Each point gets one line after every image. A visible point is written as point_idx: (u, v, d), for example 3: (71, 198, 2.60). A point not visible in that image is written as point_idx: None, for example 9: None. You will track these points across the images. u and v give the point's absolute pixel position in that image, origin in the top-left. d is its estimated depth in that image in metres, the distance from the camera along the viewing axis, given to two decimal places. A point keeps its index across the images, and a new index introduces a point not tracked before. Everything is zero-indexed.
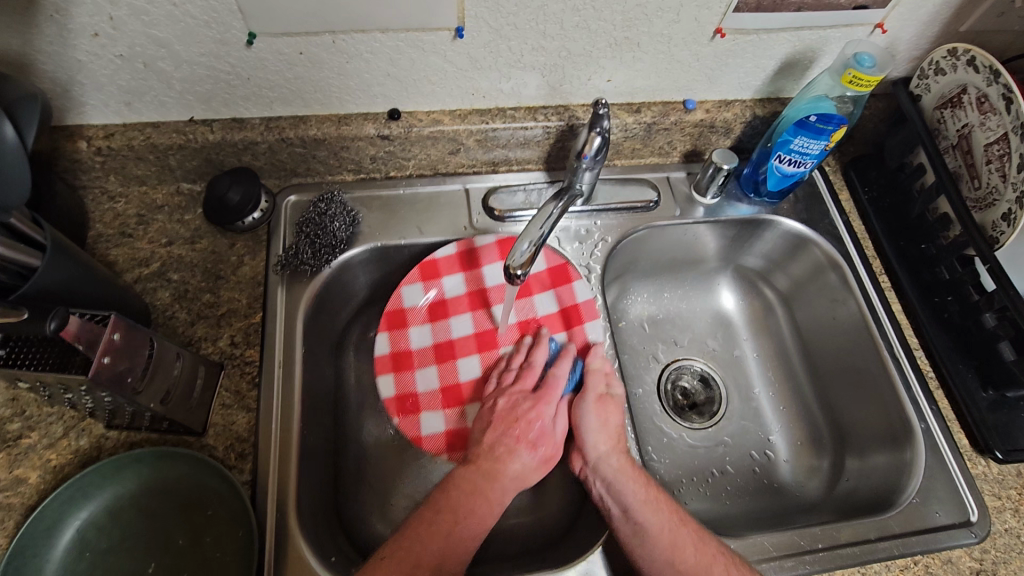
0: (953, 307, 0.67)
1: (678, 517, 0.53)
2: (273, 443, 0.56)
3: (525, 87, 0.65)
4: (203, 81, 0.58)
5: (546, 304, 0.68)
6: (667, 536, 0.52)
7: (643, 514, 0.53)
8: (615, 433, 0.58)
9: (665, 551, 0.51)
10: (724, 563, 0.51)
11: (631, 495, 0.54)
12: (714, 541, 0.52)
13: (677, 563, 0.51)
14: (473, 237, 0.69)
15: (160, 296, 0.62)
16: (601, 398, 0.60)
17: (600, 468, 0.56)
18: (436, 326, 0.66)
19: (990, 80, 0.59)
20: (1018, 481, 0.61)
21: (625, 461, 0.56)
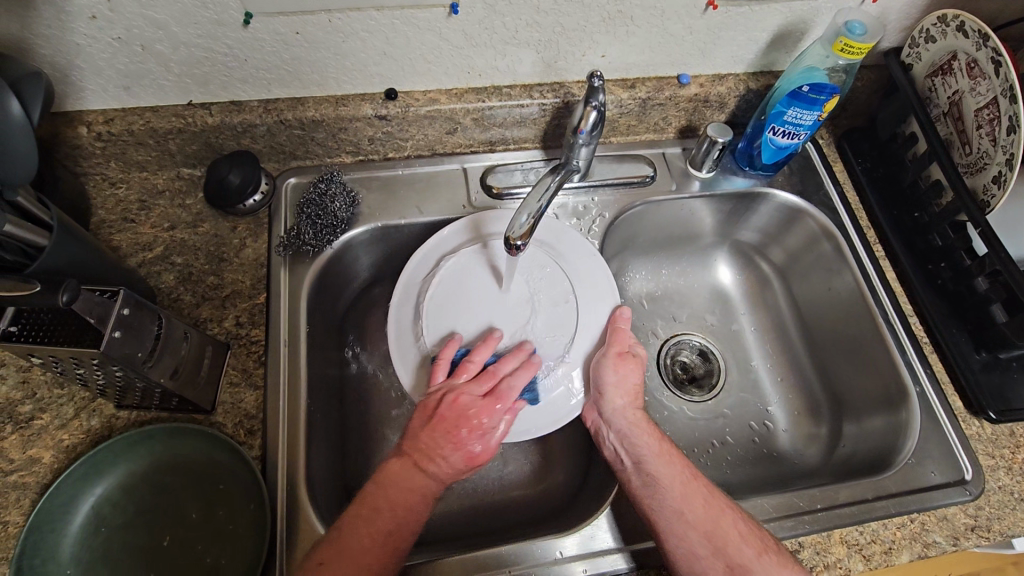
0: (947, 273, 0.68)
1: (690, 471, 0.54)
2: (281, 420, 0.57)
3: (520, 64, 0.65)
4: (201, 64, 0.58)
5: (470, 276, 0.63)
6: (678, 485, 0.52)
7: (656, 465, 0.54)
8: (633, 391, 0.58)
9: (675, 500, 0.52)
10: (733, 517, 0.51)
11: (644, 447, 0.55)
12: (723, 498, 0.52)
13: (685, 513, 0.51)
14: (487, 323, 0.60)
15: (165, 279, 0.63)
16: (622, 355, 0.59)
17: (615, 422, 0.57)
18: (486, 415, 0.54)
19: (979, 44, 0.59)
20: (1011, 441, 0.63)
21: (641, 416, 0.57)
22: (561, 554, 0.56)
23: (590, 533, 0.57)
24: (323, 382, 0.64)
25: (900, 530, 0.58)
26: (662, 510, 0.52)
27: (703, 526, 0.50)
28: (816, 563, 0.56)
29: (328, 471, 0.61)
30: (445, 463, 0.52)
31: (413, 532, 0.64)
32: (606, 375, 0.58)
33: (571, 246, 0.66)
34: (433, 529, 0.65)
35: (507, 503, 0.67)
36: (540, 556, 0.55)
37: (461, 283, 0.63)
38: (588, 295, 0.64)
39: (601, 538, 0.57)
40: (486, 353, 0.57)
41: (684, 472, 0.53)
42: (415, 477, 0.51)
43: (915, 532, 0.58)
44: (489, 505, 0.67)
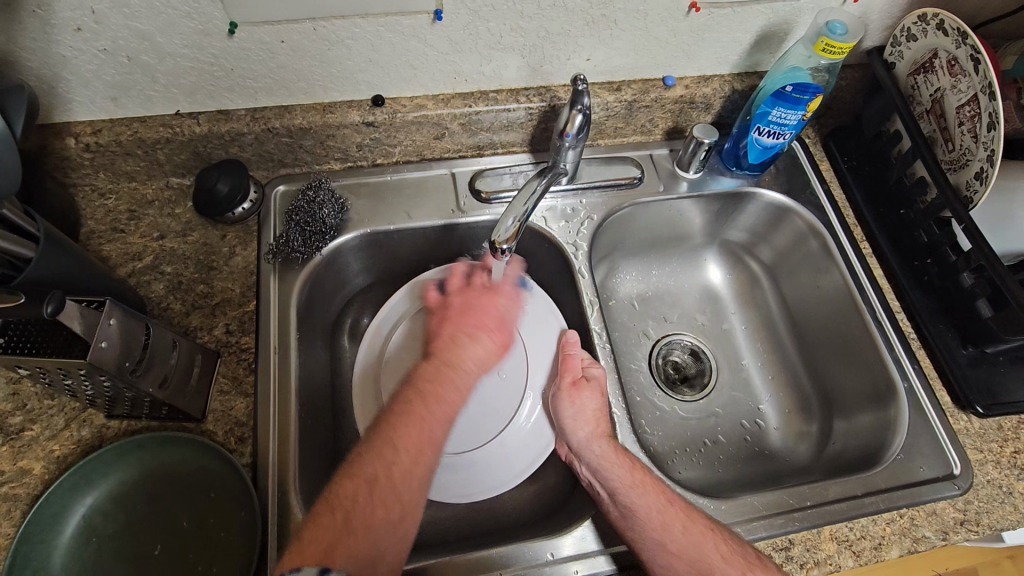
0: (932, 270, 0.68)
1: (666, 497, 0.54)
2: (271, 426, 0.57)
3: (506, 69, 0.66)
4: (187, 73, 0.59)
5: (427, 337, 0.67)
6: (653, 513, 0.53)
7: (628, 496, 0.54)
8: (593, 418, 0.59)
9: (655, 530, 0.52)
10: (713, 538, 0.51)
11: (614, 476, 0.55)
12: (702, 520, 0.53)
13: (665, 543, 0.51)
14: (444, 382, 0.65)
15: (155, 288, 0.63)
16: (576, 383, 0.62)
17: (584, 455, 0.58)
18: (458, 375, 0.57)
19: (959, 42, 0.60)
20: (999, 434, 0.63)
21: (608, 445, 0.57)
22: (554, 556, 0.56)
23: (582, 535, 0.57)
24: (314, 389, 0.65)
25: (889, 526, 0.58)
26: (645, 539, 0.52)
27: (685, 553, 0.50)
28: (807, 560, 0.56)
29: (320, 477, 0.61)
30: (440, 414, 0.53)
31: None
32: (563, 408, 0.61)
33: (513, 289, 0.70)
34: (426, 532, 0.65)
35: (499, 506, 0.68)
36: (532, 558, 0.56)
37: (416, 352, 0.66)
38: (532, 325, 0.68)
39: (592, 539, 0.57)
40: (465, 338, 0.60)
41: (658, 497, 0.54)
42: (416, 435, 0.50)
43: (904, 527, 0.59)
44: (482, 508, 0.68)
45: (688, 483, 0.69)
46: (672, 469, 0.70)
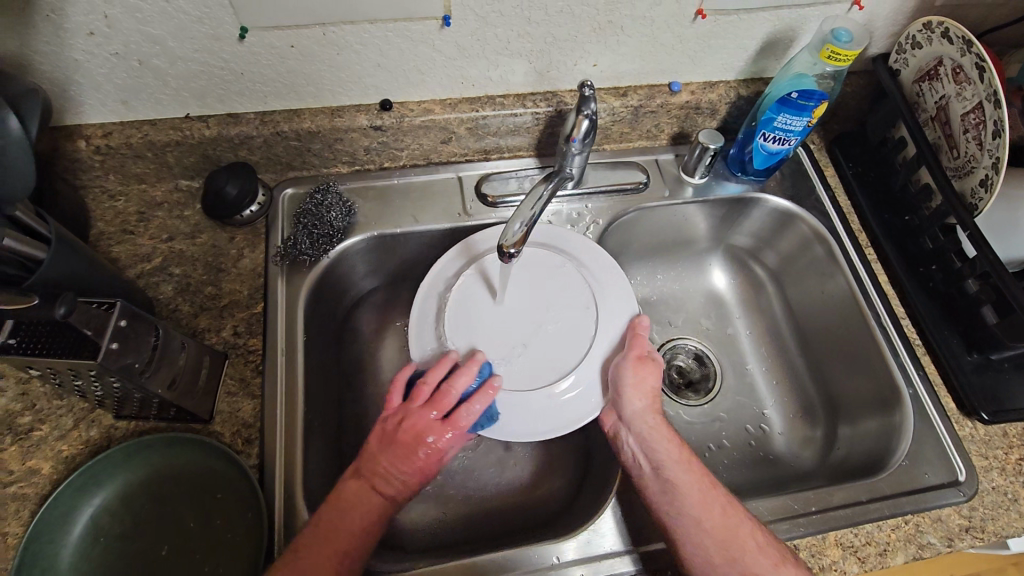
0: (937, 275, 0.69)
1: (708, 480, 0.53)
2: (278, 428, 0.58)
3: (513, 74, 0.66)
4: (197, 77, 0.59)
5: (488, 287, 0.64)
6: (698, 492, 0.52)
7: (675, 472, 0.53)
8: (650, 394, 0.58)
9: (695, 508, 0.51)
10: (751, 527, 0.51)
11: (663, 453, 0.54)
12: (741, 508, 0.52)
13: (702, 521, 0.51)
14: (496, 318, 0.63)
15: (163, 290, 0.63)
16: (641, 359, 0.59)
17: (635, 426, 0.56)
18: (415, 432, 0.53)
19: (964, 50, 0.60)
20: (1004, 441, 0.63)
21: (661, 422, 0.56)
22: (559, 559, 0.56)
23: (586, 538, 0.57)
24: (320, 390, 0.65)
25: (894, 532, 0.58)
26: (683, 518, 0.51)
27: (722, 537, 0.50)
28: (812, 566, 0.56)
29: (326, 478, 0.61)
30: (394, 483, 0.52)
31: (411, 539, 0.64)
32: (624, 382, 0.58)
33: (596, 260, 0.67)
34: (431, 534, 0.65)
35: (504, 510, 0.68)
36: (537, 561, 0.56)
37: (483, 288, 0.64)
38: (609, 300, 0.64)
39: (597, 543, 0.57)
40: (441, 372, 0.56)
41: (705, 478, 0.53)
42: (373, 490, 0.52)
43: (909, 533, 0.59)
44: (487, 511, 0.68)
45: None
46: None
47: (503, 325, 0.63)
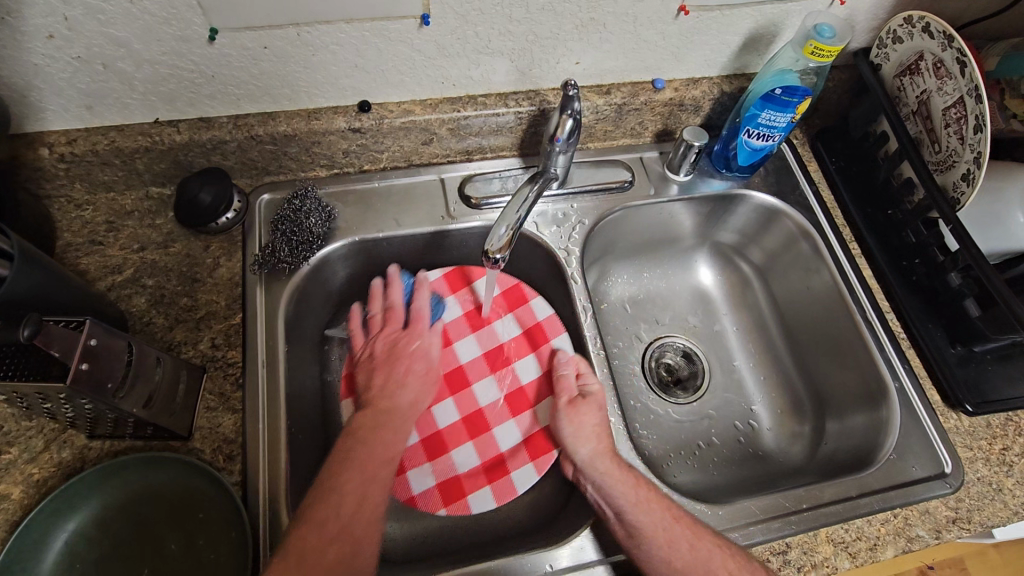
0: (920, 269, 0.69)
1: (671, 514, 0.53)
2: (261, 442, 0.56)
3: (494, 73, 0.65)
4: (166, 81, 0.57)
5: (509, 330, 0.71)
6: (660, 531, 0.52)
7: (635, 514, 0.53)
8: (594, 434, 0.59)
9: (662, 549, 0.51)
10: (722, 556, 0.50)
11: (620, 496, 0.54)
12: (709, 536, 0.52)
13: (672, 559, 0.50)
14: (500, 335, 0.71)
15: (136, 302, 0.61)
16: (572, 403, 0.62)
17: (590, 473, 0.56)
18: (437, 463, 0.64)
19: (944, 45, 0.60)
20: (988, 432, 0.64)
21: (611, 460, 0.57)
22: (552, 567, 0.56)
23: (580, 545, 0.57)
24: (304, 400, 0.63)
25: (884, 526, 0.59)
26: (653, 559, 0.51)
27: (690, 570, 0.50)
28: (804, 563, 0.57)
29: (313, 492, 0.60)
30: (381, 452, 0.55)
31: (402, 550, 0.63)
32: (577, 432, 0.59)
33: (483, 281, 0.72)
34: (422, 543, 0.65)
35: (495, 516, 0.67)
36: (530, 570, 0.55)
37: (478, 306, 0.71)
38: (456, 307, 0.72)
39: (590, 549, 0.57)
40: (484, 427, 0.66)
41: (671, 515, 0.53)
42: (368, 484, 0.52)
43: (899, 527, 0.59)
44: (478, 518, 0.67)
45: (684, 487, 0.69)
46: (667, 473, 0.70)
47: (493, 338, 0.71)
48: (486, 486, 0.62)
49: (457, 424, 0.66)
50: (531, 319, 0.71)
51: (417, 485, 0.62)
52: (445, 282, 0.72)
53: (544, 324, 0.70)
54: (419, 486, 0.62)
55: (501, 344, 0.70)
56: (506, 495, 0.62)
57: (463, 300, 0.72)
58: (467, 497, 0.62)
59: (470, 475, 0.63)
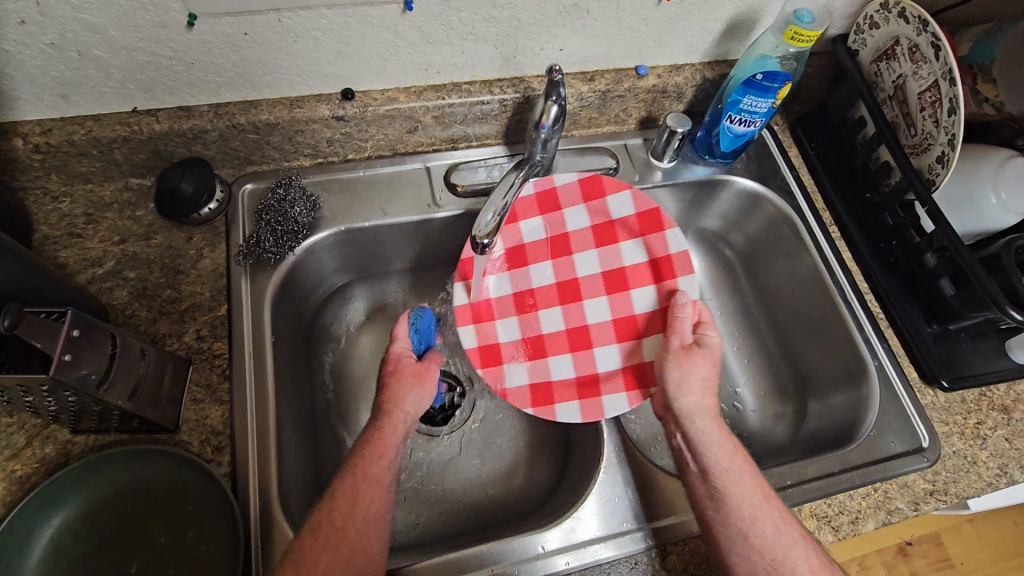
0: (898, 250, 0.71)
1: (762, 492, 0.52)
2: (250, 434, 0.56)
3: (478, 60, 0.65)
4: (144, 68, 0.56)
5: (634, 254, 0.68)
6: (746, 505, 0.51)
7: (726, 481, 0.52)
8: (703, 387, 0.56)
9: (742, 521, 0.50)
10: (803, 546, 0.50)
11: (714, 459, 0.53)
12: (795, 525, 0.51)
13: (750, 535, 0.50)
14: (621, 257, 0.68)
15: (118, 295, 0.60)
16: (685, 348, 0.58)
17: (687, 422, 0.55)
18: (534, 365, 0.66)
19: (920, 29, 0.61)
20: (963, 408, 0.66)
21: (712, 421, 0.55)
22: (543, 549, 0.56)
23: (571, 526, 0.58)
24: (291, 392, 0.63)
25: (865, 500, 0.61)
26: (729, 530, 0.50)
27: (769, 550, 0.49)
28: None
29: (303, 483, 0.60)
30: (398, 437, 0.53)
31: (395, 538, 0.64)
32: (686, 378, 0.57)
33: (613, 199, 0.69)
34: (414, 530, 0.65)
35: (486, 502, 0.68)
36: (523, 552, 0.56)
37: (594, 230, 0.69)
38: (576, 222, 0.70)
39: (581, 530, 0.58)
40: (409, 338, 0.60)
41: (762, 493, 0.52)
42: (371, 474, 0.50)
43: (879, 500, 0.61)
44: (469, 503, 0.68)
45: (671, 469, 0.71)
46: (654, 456, 0.72)
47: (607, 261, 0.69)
48: (576, 401, 0.64)
49: (561, 333, 0.67)
50: (661, 249, 0.67)
51: (511, 380, 0.65)
52: (577, 189, 0.69)
53: (675, 257, 0.66)
54: (512, 382, 0.65)
55: (621, 267, 0.68)
56: (594, 414, 0.63)
57: (593, 212, 0.69)
58: (555, 404, 0.64)
59: (562, 385, 0.65)
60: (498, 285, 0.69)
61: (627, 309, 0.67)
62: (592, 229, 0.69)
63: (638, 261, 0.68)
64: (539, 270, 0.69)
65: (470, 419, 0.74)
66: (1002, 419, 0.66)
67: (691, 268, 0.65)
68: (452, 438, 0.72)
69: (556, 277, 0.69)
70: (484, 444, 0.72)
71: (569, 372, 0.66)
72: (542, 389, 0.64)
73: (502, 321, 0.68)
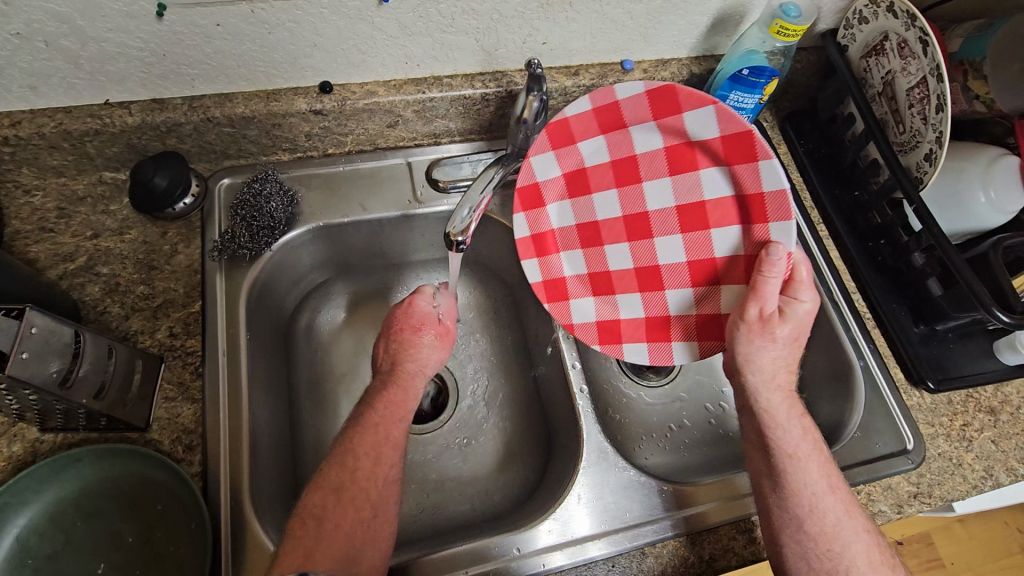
0: (886, 250, 0.69)
1: (830, 480, 0.52)
2: (222, 434, 0.55)
3: (459, 53, 0.63)
4: (114, 59, 0.54)
5: (717, 185, 0.56)
6: (808, 493, 0.51)
7: (790, 468, 0.52)
8: (782, 365, 0.53)
9: (801, 509, 0.51)
10: (865, 541, 0.51)
11: (782, 441, 0.52)
12: (860, 519, 0.51)
13: (806, 524, 0.50)
14: (701, 187, 0.57)
15: (90, 291, 0.59)
16: (765, 320, 0.51)
17: (759, 399, 0.53)
18: (600, 301, 0.64)
19: (908, 24, 0.60)
20: (949, 409, 0.65)
21: (785, 400, 0.53)
22: (520, 551, 0.56)
23: (547, 528, 0.57)
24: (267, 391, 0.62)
25: None
26: (788, 516, 0.51)
27: (824, 541, 0.50)
28: None
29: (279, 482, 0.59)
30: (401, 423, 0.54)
31: None
32: (757, 356, 0.52)
33: (689, 118, 0.54)
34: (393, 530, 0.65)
35: (467, 502, 0.67)
36: (499, 554, 0.55)
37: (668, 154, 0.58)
38: (643, 142, 0.58)
39: (560, 531, 0.57)
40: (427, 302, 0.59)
41: (827, 482, 0.51)
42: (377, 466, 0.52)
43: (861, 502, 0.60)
44: (448, 503, 0.67)
45: (653, 469, 0.71)
46: (638, 454, 0.71)
47: (682, 192, 0.58)
48: (645, 342, 0.63)
49: (629, 271, 0.63)
50: (754, 184, 0.53)
51: (578, 316, 0.64)
52: (646, 103, 0.55)
53: (768, 197, 0.53)
54: (579, 317, 0.64)
55: (701, 202, 0.57)
56: (662, 357, 0.63)
57: (666, 133, 0.57)
58: (623, 343, 0.63)
59: (630, 325, 0.63)
60: (561, 214, 0.65)
61: (704, 252, 0.59)
62: (665, 153, 0.58)
63: (724, 194, 0.56)
64: (603, 198, 0.62)
65: (452, 418, 0.73)
66: (988, 421, 0.65)
67: (790, 213, 0.52)
68: (434, 438, 0.72)
69: (623, 209, 0.61)
70: (467, 443, 0.71)
71: (639, 311, 0.63)
72: (609, 328, 0.64)
73: (568, 254, 0.65)
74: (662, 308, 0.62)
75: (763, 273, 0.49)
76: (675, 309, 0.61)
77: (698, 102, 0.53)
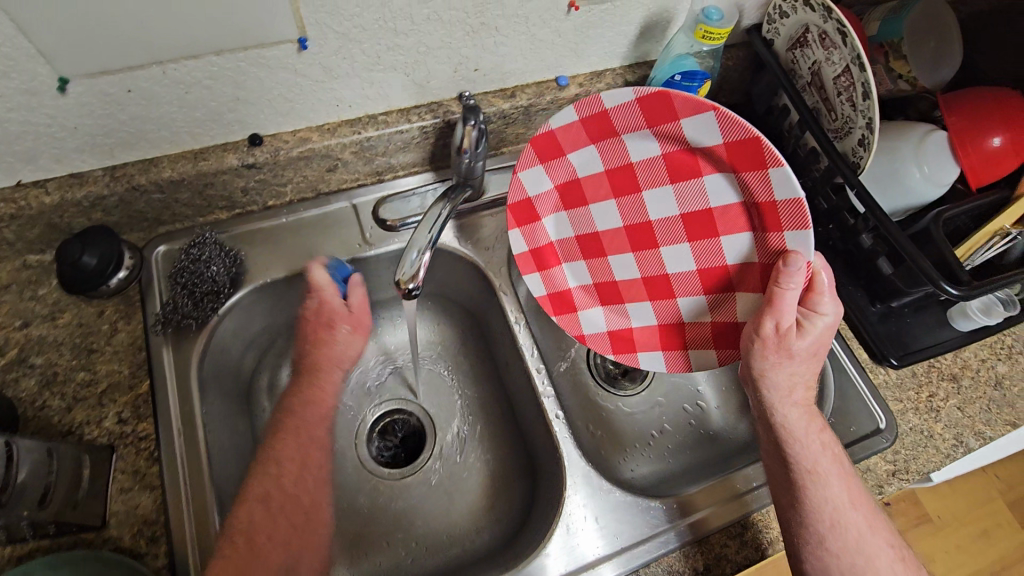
0: (835, 234, 0.70)
1: (849, 495, 0.53)
2: (188, 519, 0.52)
3: (391, 89, 0.62)
4: (19, 138, 0.51)
5: (722, 193, 0.54)
6: (829, 508, 0.52)
7: (809, 486, 0.53)
8: (801, 384, 0.54)
9: (822, 524, 0.52)
10: (881, 552, 0.52)
11: (801, 457, 0.53)
12: (875, 528, 0.53)
13: (826, 540, 0.52)
14: (707, 193, 0.56)
15: (25, 386, 0.55)
16: (781, 334, 0.51)
17: (776, 416, 0.54)
18: (609, 311, 0.65)
19: (825, 16, 0.61)
20: (914, 382, 0.67)
21: (803, 416, 0.54)
22: None
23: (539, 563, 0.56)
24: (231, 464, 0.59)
25: None
26: (808, 531, 0.52)
27: (842, 553, 0.51)
28: (760, 542, 0.57)
29: None
30: None
31: None
32: (771, 372, 0.53)
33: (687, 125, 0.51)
34: None
35: (457, 544, 0.66)
36: None
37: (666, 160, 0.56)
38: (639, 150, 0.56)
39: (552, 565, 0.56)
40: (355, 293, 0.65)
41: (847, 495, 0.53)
42: None
43: None
44: (438, 548, 0.65)
45: (640, 480, 0.70)
46: (622, 467, 0.71)
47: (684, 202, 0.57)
48: (660, 349, 0.63)
49: (636, 281, 0.63)
50: (762, 193, 0.51)
51: (588, 326, 0.65)
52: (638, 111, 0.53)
53: (780, 207, 0.50)
54: (590, 327, 0.65)
55: (708, 209, 0.56)
56: (678, 364, 0.63)
57: (664, 143, 0.54)
58: (637, 351, 0.64)
59: (641, 333, 0.64)
60: (558, 225, 0.65)
61: (716, 260, 0.57)
62: (664, 160, 0.56)
63: (731, 202, 0.54)
64: (602, 208, 0.61)
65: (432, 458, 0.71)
66: (952, 389, 0.67)
67: (805, 224, 0.49)
68: (417, 482, 0.70)
69: (624, 219, 0.61)
70: (450, 482, 0.70)
71: (651, 319, 0.63)
72: (621, 337, 0.64)
73: (569, 265, 0.66)
74: (677, 316, 0.62)
75: (780, 284, 0.49)
76: (689, 316, 0.61)
77: (697, 109, 0.50)
